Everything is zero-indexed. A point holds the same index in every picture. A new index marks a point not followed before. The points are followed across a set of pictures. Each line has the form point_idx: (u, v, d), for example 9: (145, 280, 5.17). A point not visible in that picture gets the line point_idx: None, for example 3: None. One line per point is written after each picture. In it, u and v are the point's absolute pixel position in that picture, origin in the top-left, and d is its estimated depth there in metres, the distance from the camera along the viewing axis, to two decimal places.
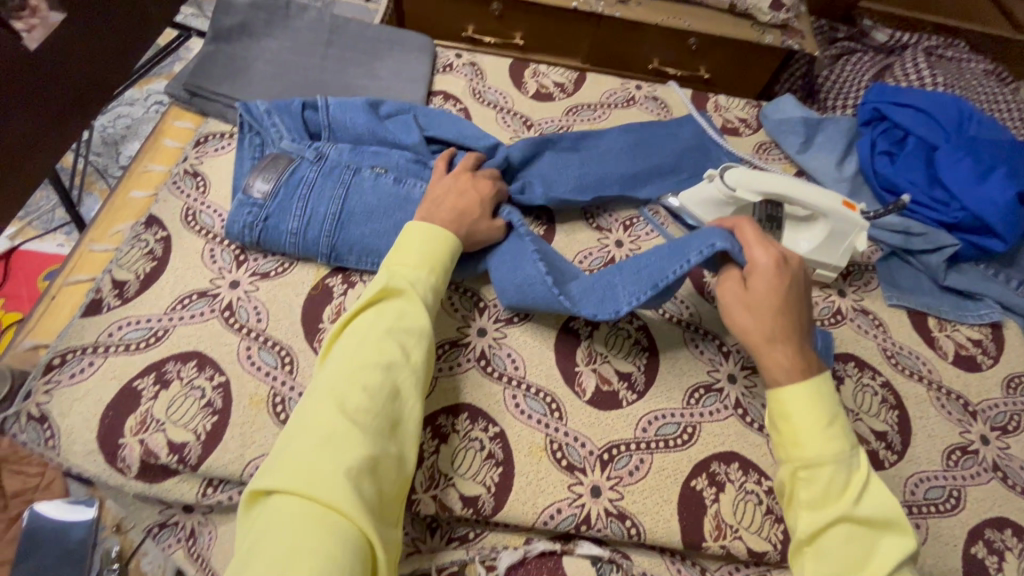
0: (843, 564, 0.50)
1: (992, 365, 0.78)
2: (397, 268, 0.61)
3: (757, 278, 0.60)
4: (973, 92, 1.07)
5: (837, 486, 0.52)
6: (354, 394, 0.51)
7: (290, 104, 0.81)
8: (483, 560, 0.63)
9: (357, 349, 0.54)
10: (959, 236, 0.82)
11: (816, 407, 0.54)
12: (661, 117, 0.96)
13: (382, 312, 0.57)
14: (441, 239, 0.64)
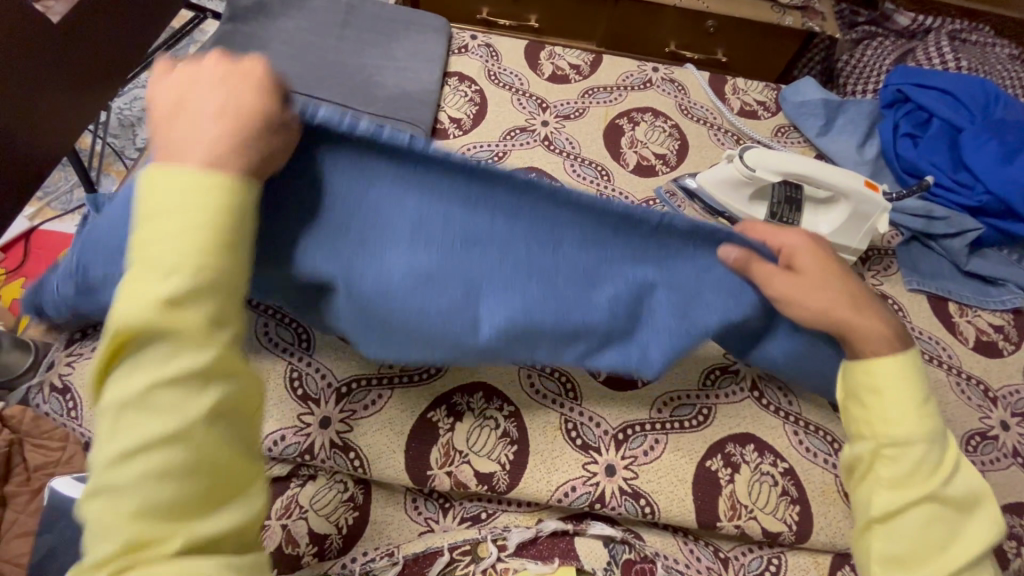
0: (921, 549, 0.45)
1: (1014, 351, 0.77)
2: (156, 199, 0.36)
3: (796, 271, 0.56)
4: (998, 76, 1.05)
5: (928, 469, 0.46)
6: (148, 430, 0.35)
7: None
8: (494, 539, 0.62)
9: (125, 354, 0.35)
10: (983, 220, 0.80)
11: (912, 382, 0.48)
12: (679, 99, 0.95)
13: (145, 288, 0.35)
14: (205, 193, 0.36)
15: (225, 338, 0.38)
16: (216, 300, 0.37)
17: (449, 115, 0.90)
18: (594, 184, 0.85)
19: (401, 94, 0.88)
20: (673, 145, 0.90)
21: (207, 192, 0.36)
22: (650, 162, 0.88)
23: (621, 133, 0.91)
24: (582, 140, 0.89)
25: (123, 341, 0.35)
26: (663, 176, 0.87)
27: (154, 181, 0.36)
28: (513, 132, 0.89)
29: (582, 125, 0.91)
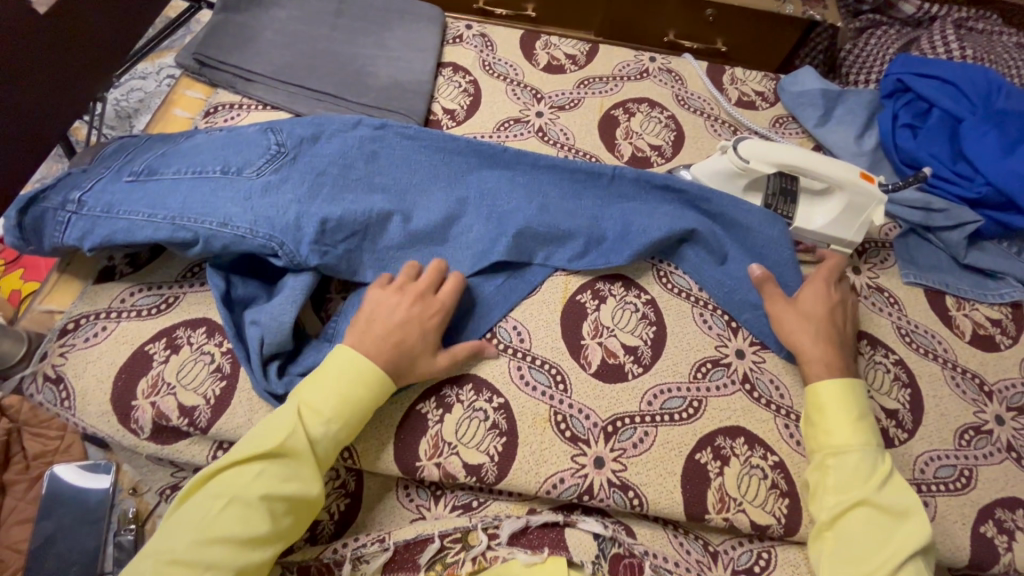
0: (860, 543, 0.56)
1: (1011, 345, 0.76)
2: (304, 411, 0.56)
3: (808, 295, 0.69)
4: (1004, 64, 1.02)
5: (862, 475, 0.58)
6: (201, 569, 0.49)
7: (251, 135, 0.70)
8: (485, 527, 0.62)
9: (218, 507, 0.52)
10: (981, 212, 0.79)
11: (847, 403, 0.62)
12: (675, 89, 0.94)
13: (267, 470, 0.53)
14: (363, 392, 0.58)
15: (287, 533, 0.55)
16: (304, 499, 0.55)
17: (442, 106, 0.89)
18: None
19: (394, 84, 0.87)
20: (669, 136, 0.89)
21: (323, 425, 0.56)
22: (645, 153, 0.87)
23: (616, 124, 0.90)
24: (577, 131, 0.89)
25: (226, 499, 0.52)
26: (658, 167, 0.86)
27: (300, 404, 0.57)
28: (507, 123, 0.88)
29: (576, 116, 0.90)
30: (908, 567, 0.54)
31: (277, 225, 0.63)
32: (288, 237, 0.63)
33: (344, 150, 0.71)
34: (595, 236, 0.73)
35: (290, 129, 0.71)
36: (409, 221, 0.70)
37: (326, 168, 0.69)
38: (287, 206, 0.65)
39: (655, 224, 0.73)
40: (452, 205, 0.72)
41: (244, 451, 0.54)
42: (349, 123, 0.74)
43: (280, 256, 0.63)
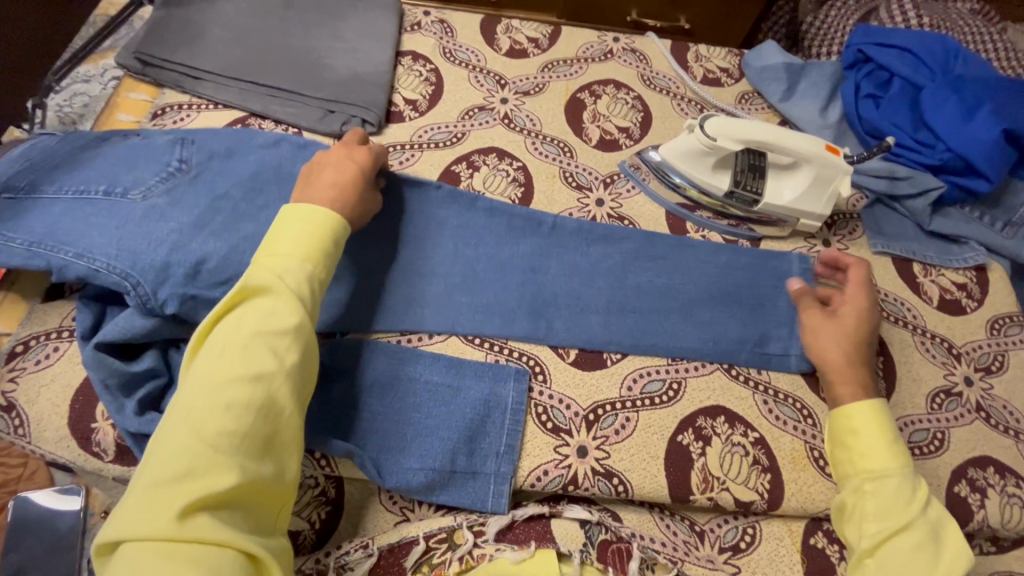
0: (905, 574, 0.51)
1: (976, 308, 0.78)
2: (269, 260, 0.54)
3: (849, 309, 0.67)
4: (959, 32, 1.03)
5: (904, 500, 0.55)
6: (214, 412, 0.45)
7: (159, 154, 0.69)
8: (471, 525, 0.61)
9: (208, 375, 0.47)
10: (944, 178, 0.80)
11: (883, 425, 0.59)
12: (640, 70, 0.93)
13: (247, 315, 0.50)
14: (325, 221, 0.58)
15: (297, 375, 0.51)
16: (297, 331, 0.51)
17: (403, 97, 0.86)
18: (557, 161, 0.83)
19: (351, 76, 0.84)
20: (636, 117, 0.88)
21: (295, 263, 0.54)
22: (613, 136, 0.86)
23: (583, 108, 0.88)
24: (542, 116, 0.87)
25: (215, 352, 0.48)
26: (627, 149, 0.85)
27: (261, 255, 0.55)
28: (472, 111, 0.86)
29: (542, 101, 0.88)
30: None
31: (139, 262, 0.60)
32: (149, 278, 0.59)
33: (258, 171, 0.71)
34: (557, 284, 0.72)
35: (203, 146, 0.71)
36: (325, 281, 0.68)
37: (227, 205, 0.68)
38: (163, 238, 0.62)
39: (615, 252, 0.75)
40: (408, 251, 0.71)
41: (217, 311, 0.51)
42: (273, 138, 0.74)
43: (132, 296, 0.59)
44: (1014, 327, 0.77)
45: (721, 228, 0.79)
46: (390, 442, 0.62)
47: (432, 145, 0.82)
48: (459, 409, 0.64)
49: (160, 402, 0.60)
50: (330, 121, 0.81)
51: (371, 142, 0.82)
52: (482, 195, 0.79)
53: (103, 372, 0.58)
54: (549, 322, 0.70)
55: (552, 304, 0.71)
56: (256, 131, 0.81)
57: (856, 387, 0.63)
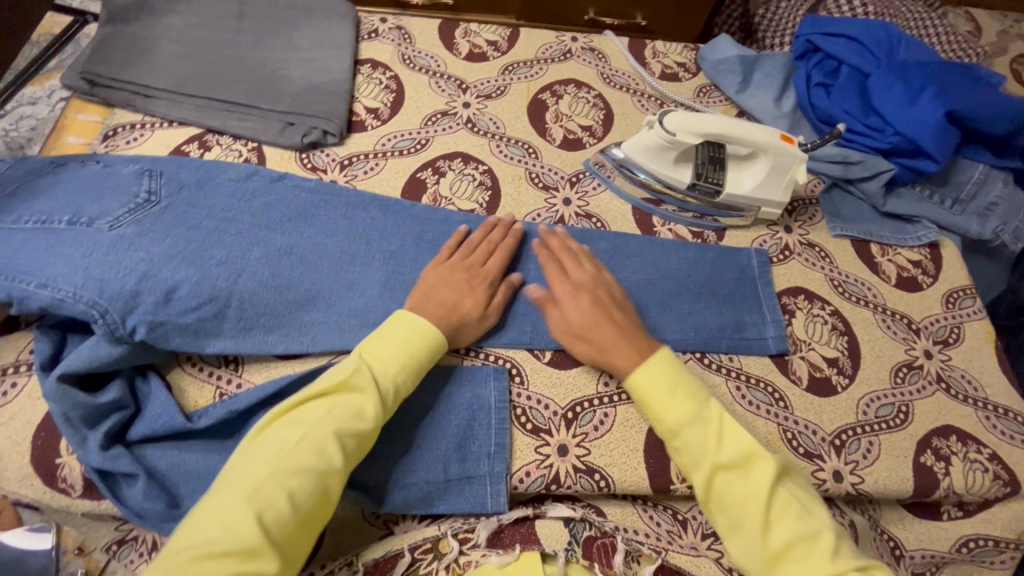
0: (733, 506, 0.55)
1: (932, 283, 0.81)
2: (369, 356, 0.59)
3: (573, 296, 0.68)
4: (902, 19, 1.07)
5: (704, 443, 0.57)
6: (277, 497, 0.49)
7: (124, 180, 0.67)
8: (456, 533, 0.61)
9: (283, 455, 0.51)
10: (895, 160, 0.83)
11: (657, 379, 0.60)
12: (600, 68, 0.94)
13: (334, 406, 0.55)
14: (424, 337, 0.61)
15: (352, 474, 0.55)
16: (370, 434, 0.55)
17: (364, 105, 0.85)
18: (522, 163, 0.83)
19: (309, 87, 0.82)
20: (598, 115, 0.89)
21: (388, 371, 0.58)
22: (577, 134, 0.87)
23: (545, 108, 0.89)
24: (505, 118, 0.87)
25: (296, 436, 0.53)
26: (591, 148, 0.86)
27: (364, 352, 0.59)
28: (435, 117, 0.86)
29: (504, 103, 0.89)
30: (777, 503, 0.54)
31: (108, 293, 0.58)
32: (117, 307, 0.58)
33: (232, 201, 0.71)
34: (532, 284, 0.73)
35: (171, 175, 0.70)
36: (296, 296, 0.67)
37: (198, 231, 0.67)
38: (131, 266, 0.60)
39: (588, 251, 0.76)
40: (377, 262, 0.71)
41: (312, 391, 0.55)
42: (245, 173, 0.73)
43: (99, 325, 0.57)
44: (967, 300, 0.80)
45: (682, 220, 0.81)
46: (370, 455, 0.61)
47: (396, 153, 0.82)
48: (438, 417, 0.64)
49: (125, 434, 0.58)
50: (290, 133, 0.80)
51: (334, 152, 0.81)
52: (449, 200, 0.79)
53: (66, 405, 0.55)
54: (523, 324, 0.70)
55: (518, 310, 0.71)
56: (214, 148, 0.79)
57: (634, 350, 0.63)
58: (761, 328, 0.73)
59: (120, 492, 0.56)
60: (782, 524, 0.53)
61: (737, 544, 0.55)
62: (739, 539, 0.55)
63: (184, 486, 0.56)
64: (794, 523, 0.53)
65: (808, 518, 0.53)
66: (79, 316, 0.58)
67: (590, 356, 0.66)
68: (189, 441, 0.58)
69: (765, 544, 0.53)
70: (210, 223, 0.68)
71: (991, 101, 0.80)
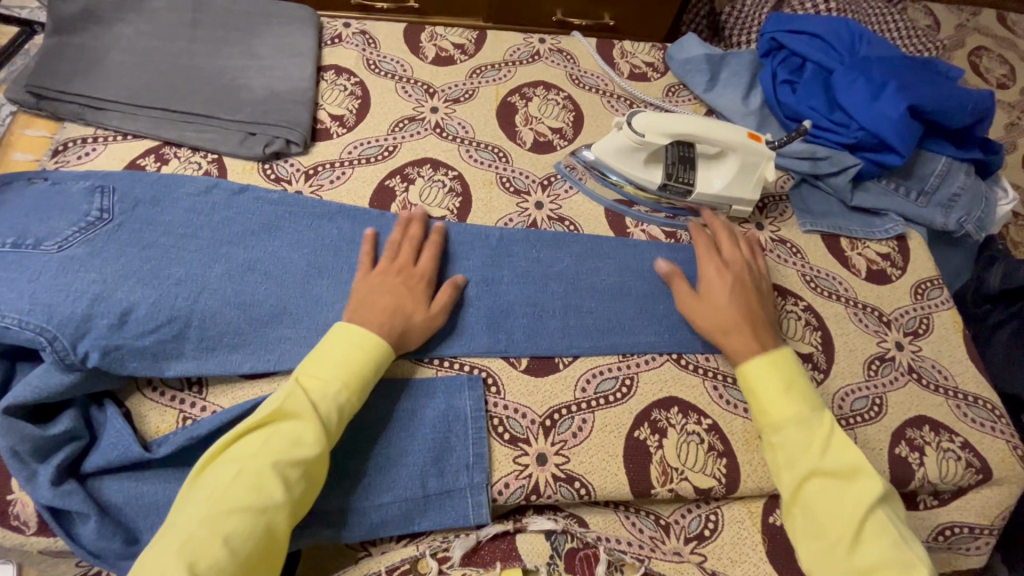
0: (823, 517, 0.55)
1: (900, 275, 0.82)
2: (306, 380, 0.56)
3: (712, 288, 0.69)
4: (863, 15, 1.09)
5: (802, 448, 0.57)
6: (212, 542, 0.46)
7: (72, 199, 0.64)
8: (434, 552, 0.59)
9: (216, 498, 0.49)
10: (860, 155, 0.84)
11: (773, 374, 0.61)
12: (569, 70, 0.93)
13: (271, 438, 0.52)
14: (368, 352, 0.59)
15: (300, 505, 0.52)
16: (314, 462, 0.53)
17: (329, 113, 0.83)
18: (493, 167, 0.82)
19: (270, 95, 0.80)
20: (568, 117, 0.89)
21: (328, 392, 0.56)
22: (547, 137, 0.86)
23: (514, 111, 0.88)
24: (474, 123, 0.86)
25: (233, 471, 0.50)
26: (562, 150, 0.85)
27: (300, 375, 0.57)
28: (402, 123, 0.84)
29: (472, 107, 0.87)
30: (872, 528, 0.54)
31: (57, 318, 0.55)
32: (68, 332, 0.55)
33: (191, 216, 0.68)
34: (506, 292, 0.72)
35: (125, 191, 0.67)
36: (260, 313, 0.64)
37: (154, 250, 0.64)
38: (82, 290, 0.58)
39: (563, 255, 0.76)
40: (346, 274, 0.69)
41: (248, 425, 0.53)
42: (204, 186, 0.71)
43: (48, 352, 0.55)
44: (935, 291, 0.81)
45: (656, 221, 0.81)
46: (342, 474, 0.59)
47: (363, 161, 0.80)
48: (412, 430, 0.63)
49: (79, 466, 0.55)
50: (252, 143, 0.77)
51: (298, 162, 0.79)
52: (419, 208, 0.77)
53: (13, 439, 0.52)
54: (497, 332, 0.69)
55: (492, 319, 0.70)
56: (172, 160, 0.76)
57: (754, 344, 0.64)
58: None
59: (74, 529, 0.53)
60: (877, 543, 0.53)
61: (815, 547, 0.55)
62: (817, 545, 0.55)
63: (144, 519, 0.54)
64: (886, 548, 0.52)
65: (902, 548, 0.53)
66: (26, 344, 0.55)
67: (717, 333, 0.66)
68: (148, 471, 0.56)
69: (849, 559, 0.53)
70: (166, 241, 0.65)
71: (950, 94, 0.81)
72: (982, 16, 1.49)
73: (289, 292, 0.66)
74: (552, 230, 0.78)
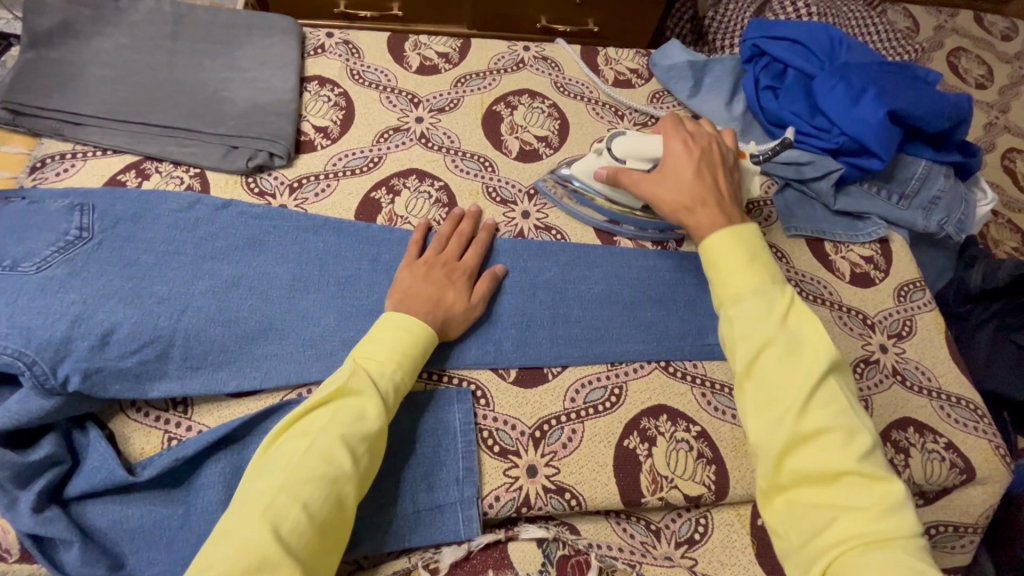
0: (776, 388, 0.51)
1: (884, 278, 0.83)
2: (363, 361, 0.58)
3: (672, 165, 0.65)
4: (844, 20, 1.10)
5: (765, 316, 0.53)
6: (292, 509, 0.48)
7: (50, 218, 0.63)
8: (426, 564, 0.59)
9: (293, 466, 0.50)
10: (843, 160, 0.85)
11: (738, 248, 0.57)
12: (554, 78, 0.93)
13: (337, 412, 0.53)
14: (418, 334, 0.61)
15: (365, 478, 0.53)
16: (375, 436, 0.54)
17: (313, 124, 0.83)
18: (479, 177, 0.82)
19: (252, 108, 0.79)
20: (554, 125, 0.89)
21: (386, 372, 0.58)
22: (533, 146, 0.86)
23: (499, 120, 0.88)
24: (460, 132, 0.86)
25: (304, 444, 0.51)
26: (548, 159, 0.85)
27: (356, 356, 0.58)
28: (387, 133, 0.84)
29: (457, 117, 0.87)
30: (821, 395, 0.50)
31: (36, 341, 0.55)
32: (47, 356, 0.54)
33: (173, 233, 0.67)
34: (494, 303, 0.72)
35: (105, 209, 0.66)
36: (245, 330, 0.64)
37: (136, 269, 0.63)
38: (63, 312, 0.57)
39: (550, 265, 0.76)
40: (332, 289, 0.69)
41: (311, 401, 0.54)
42: (186, 202, 0.70)
43: (27, 377, 0.54)
44: (918, 292, 0.83)
45: (648, 232, 0.80)
46: None
47: (348, 172, 0.79)
48: (400, 445, 0.62)
49: (61, 491, 0.54)
50: (234, 157, 0.76)
51: (282, 175, 0.78)
52: (406, 219, 0.77)
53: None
54: (486, 344, 0.69)
55: (480, 330, 0.70)
56: (153, 176, 0.75)
57: (715, 217, 0.61)
58: None
59: (56, 556, 0.52)
60: (821, 411, 0.49)
61: (765, 430, 0.50)
62: (768, 415, 0.50)
63: (129, 543, 0.54)
64: (834, 413, 0.49)
65: (851, 416, 0.50)
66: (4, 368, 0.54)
67: (677, 204, 0.63)
68: (132, 494, 0.55)
69: (797, 423, 0.49)
70: (148, 259, 0.65)
71: (929, 98, 0.82)
72: (960, 17, 1.51)
73: (275, 307, 0.66)
74: (539, 239, 0.78)
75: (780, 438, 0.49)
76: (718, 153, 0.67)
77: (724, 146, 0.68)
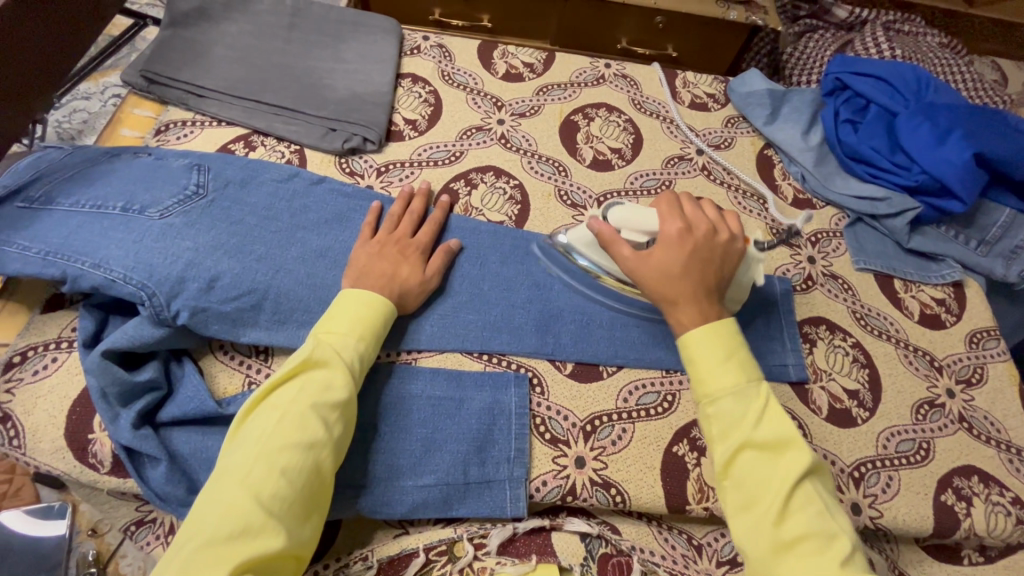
0: (752, 490, 0.51)
1: (955, 322, 0.81)
2: (326, 336, 0.59)
3: (660, 246, 0.62)
4: (928, 63, 1.09)
5: (739, 418, 0.53)
6: (269, 476, 0.48)
7: (172, 173, 0.70)
8: (471, 537, 0.61)
9: (265, 439, 0.50)
10: (920, 199, 0.83)
11: (716, 342, 0.57)
12: (631, 95, 0.97)
13: (304, 384, 0.54)
14: (376, 305, 0.62)
15: (340, 443, 0.54)
16: (345, 405, 0.55)
17: (404, 117, 0.89)
18: (553, 180, 0.86)
19: (351, 96, 0.86)
20: (628, 139, 0.92)
21: (350, 345, 0.59)
22: (606, 156, 0.89)
23: (576, 129, 0.92)
24: (538, 136, 0.90)
25: (275, 415, 0.52)
26: (619, 169, 0.88)
27: (318, 331, 0.59)
28: (470, 132, 0.89)
29: (536, 122, 0.91)
30: (797, 498, 0.50)
31: (155, 275, 0.61)
32: (164, 290, 0.61)
33: (272, 202, 0.73)
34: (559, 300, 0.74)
35: (218, 170, 0.73)
36: (325, 294, 0.68)
37: (238, 226, 0.69)
38: (179, 254, 0.63)
39: None
40: None
41: (279, 377, 0.54)
42: (286, 174, 0.76)
43: (146, 307, 0.60)
44: (992, 341, 0.80)
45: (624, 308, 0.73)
46: (392, 455, 0.62)
47: (431, 163, 0.84)
48: (458, 420, 0.65)
49: (154, 415, 0.60)
50: (332, 138, 0.83)
51: (372, 159, 0.84)
52: (480, 212, 0.81)
53: (105, 381, 0.57)
54: (547, 336, 0.71)
55: (540, 321, 0.72)
56: (259, 148, 0.82)
57: (696, 311, 0.59)
58: (782, 357, 0.73)
59: (142, 472, 0.57)
60: (800, 517, 0.49)
61: (744, 524, 0.51)
62: (747, 517, 0.51)
63: (205, 472, 0.58)
64: (811, 519, 0.49)
65: (827, 520, 0.49)
66: (127, 299, 0.61)
67: (655, 284, 0.62)
68: (214, 427, 0.60)
69: (776, 532, 0.49)
70: (251, 221, 0.70)
71: (1017, 145, 0.81)
72: None
73: None
74: None
75: (762, 543, 0.49)
76: (712, 245, 0.63)
77: (722, 237, 0.63)
